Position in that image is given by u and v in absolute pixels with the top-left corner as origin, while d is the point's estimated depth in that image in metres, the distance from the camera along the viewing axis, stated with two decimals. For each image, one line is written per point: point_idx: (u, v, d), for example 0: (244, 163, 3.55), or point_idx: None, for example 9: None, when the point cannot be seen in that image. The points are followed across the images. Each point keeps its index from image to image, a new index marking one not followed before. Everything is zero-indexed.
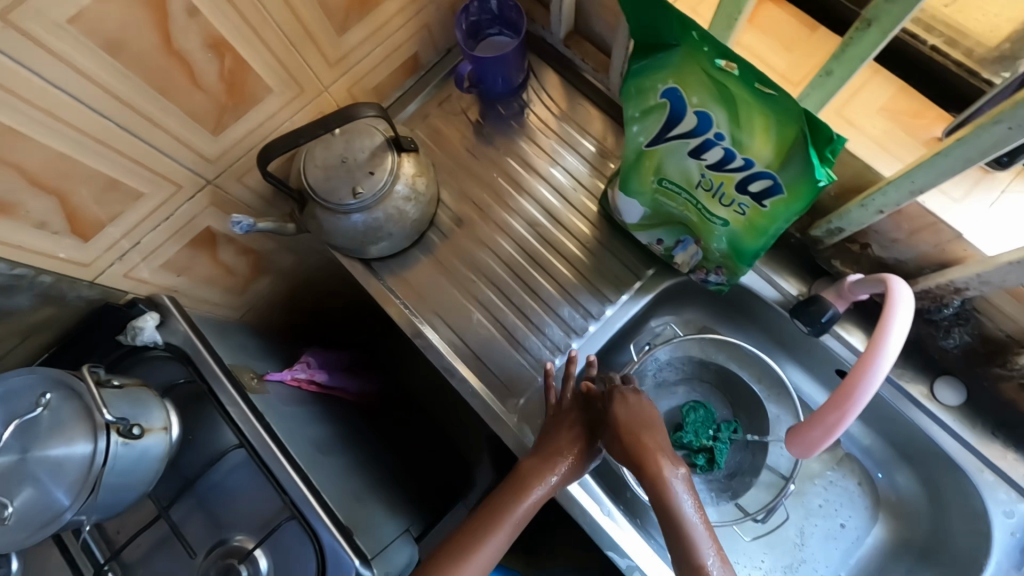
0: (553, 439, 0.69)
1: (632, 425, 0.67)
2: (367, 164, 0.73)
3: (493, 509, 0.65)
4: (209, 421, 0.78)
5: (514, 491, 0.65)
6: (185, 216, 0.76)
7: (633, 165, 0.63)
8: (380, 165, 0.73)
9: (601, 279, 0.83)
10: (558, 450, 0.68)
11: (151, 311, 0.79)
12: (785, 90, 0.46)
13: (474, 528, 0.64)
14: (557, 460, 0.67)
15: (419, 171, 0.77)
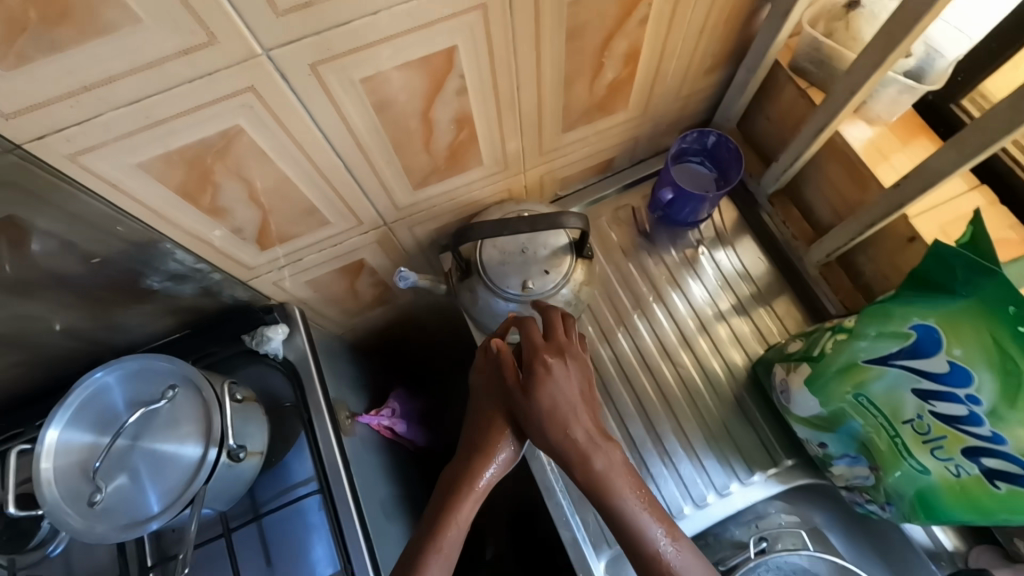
0: (492, 426, 0.66)
1: (556, 409, 0.62)
2: (545, 263, 0.71)
3: (440, 512, 0.62)
4: (295, 450, 0.75)
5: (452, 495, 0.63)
6: (350, 247, 0.75)
7: (835, 370, 0.58)
8: (557, 266, 0.71)
9: (734, 448, 0.75)
10: (493, 448, 0.65)
11: (281, 323, 0.78)
12: None
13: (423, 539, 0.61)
14: (487, 460, 0.65)
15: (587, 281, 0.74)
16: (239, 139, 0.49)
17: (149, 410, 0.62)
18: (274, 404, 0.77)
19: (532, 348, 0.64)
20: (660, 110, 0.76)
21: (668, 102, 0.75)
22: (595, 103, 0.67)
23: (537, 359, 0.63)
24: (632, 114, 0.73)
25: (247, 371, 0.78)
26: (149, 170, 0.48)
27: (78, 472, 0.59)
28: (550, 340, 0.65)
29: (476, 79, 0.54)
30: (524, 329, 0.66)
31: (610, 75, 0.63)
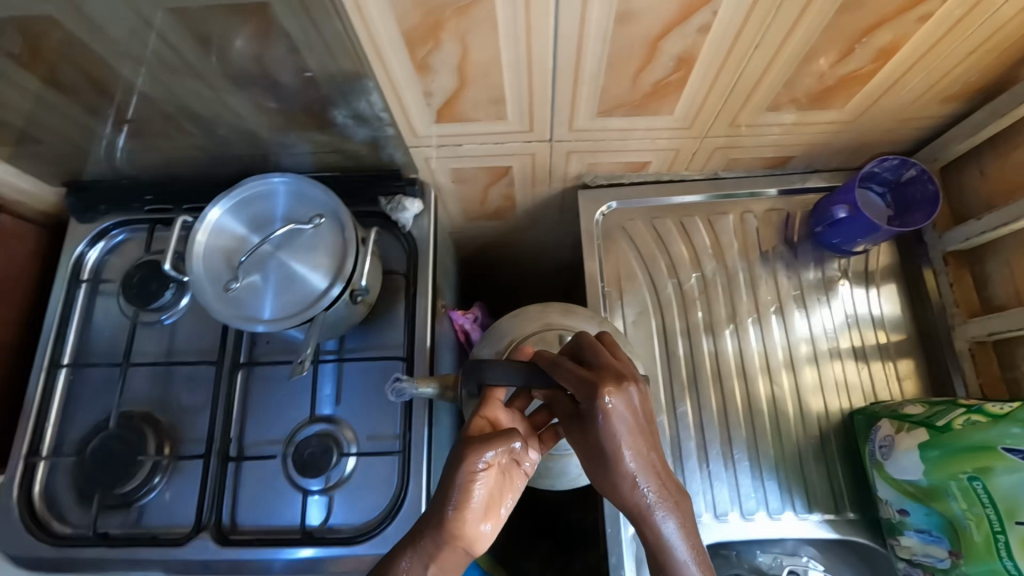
0: (478, 486, 0.51)
1: (617, 450, 0.51)
2: None
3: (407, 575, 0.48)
4: (391, 317, 0.80)
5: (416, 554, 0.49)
6: (507, 149, 0.76)
7: (963, 446, 0.56)
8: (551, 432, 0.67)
9: (801, 482, 0.73)
10: (471, 491, 0.51)
11: (418, 198, 0.81)
12: None
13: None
14: (468, 494, 0.50)
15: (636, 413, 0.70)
16: (483, 2, 0.50)
17: (296, 228, 0.66)
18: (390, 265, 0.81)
19: (586, 381, 0.52)
20: (869, 123, 0.71)
21: (882, 117, 0.70)
22: (815, 91, 0.63)
23: (596, 396, 0.50)
24: (839, 116, 0.69)
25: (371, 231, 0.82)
26: (395, 4, 0.50)
27: (223, 258, 0.65)
28: (601, 367, 0.53)
29: (725, 20, 0.52)
30: (559, 371, 0.53)
31: (849, 65, 0.59)
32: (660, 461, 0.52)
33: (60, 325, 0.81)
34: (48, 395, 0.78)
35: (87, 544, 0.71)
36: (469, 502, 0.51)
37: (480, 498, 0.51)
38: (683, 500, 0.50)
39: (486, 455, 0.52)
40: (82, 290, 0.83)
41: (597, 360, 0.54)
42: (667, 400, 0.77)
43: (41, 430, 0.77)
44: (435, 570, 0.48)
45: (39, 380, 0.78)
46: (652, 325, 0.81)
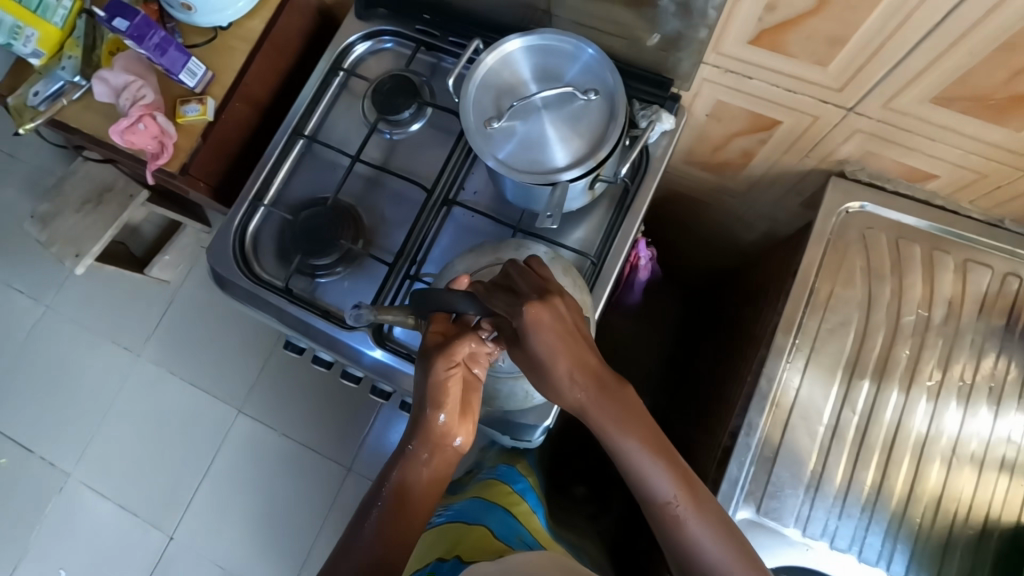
0: (448, 392, 0.58)
1: (548, 360, 0.52)
2: None
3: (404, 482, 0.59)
4: (594, 220, 0.80)
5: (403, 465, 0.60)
6: (794, 103, 0.70)
7: None
8: None
9: (935, 558, 0.69)
10: (434, 401, 0.58)
11: (674, 117, 0.76)
12: None
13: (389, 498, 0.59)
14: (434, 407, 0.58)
15: None
16: None
17: (572, 94, 0.66)
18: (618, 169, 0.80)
19: (504, 304, 0.53)
20: None
21: None
22: None
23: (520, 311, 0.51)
24: None
25: None
26: None
27: (496, 95, 0.67)
28: (526, 286, 0.54)
29: None
30: (489, 299, 0.54)
31: None
32: (594, 358, 0.53)
33: (311, 101, 0.88)
34: (284, 156, 0.86)
35: (274, 292, 0.80)
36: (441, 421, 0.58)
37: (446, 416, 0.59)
38: (618, 394, 0.52)
39: (442, 376, 0.57)
40: (337, 79, 0.89)
41: (524, 279, 0.55)
42: (829, 422, 0.72)
43: (269, 183, 0.86)
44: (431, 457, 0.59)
45: (282, 141, 0.86)
46: (850, 344, 0.74)
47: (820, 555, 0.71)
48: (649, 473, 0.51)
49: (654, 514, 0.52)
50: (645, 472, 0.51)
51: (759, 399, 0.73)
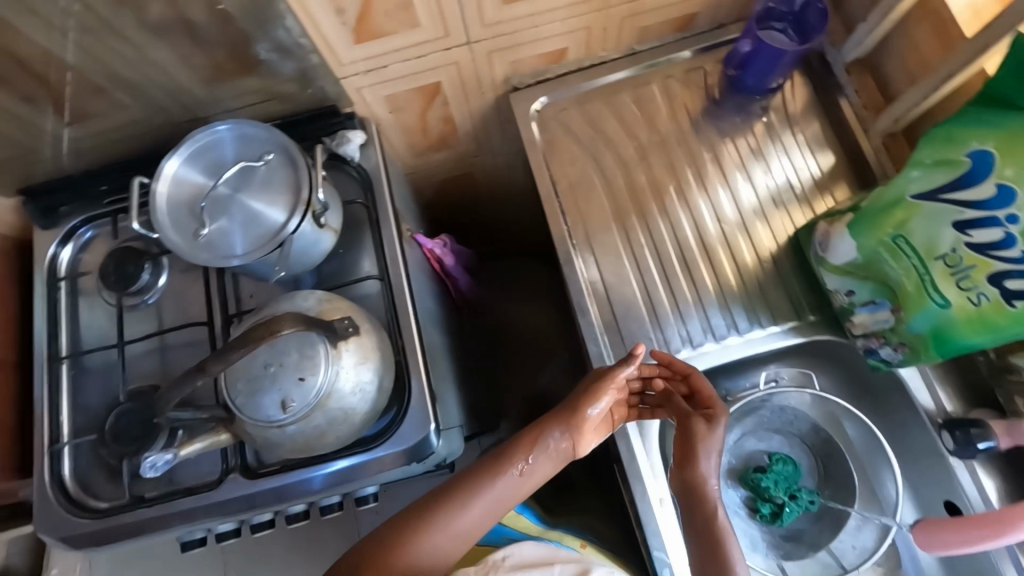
0: (603, 399, 0.73)
1: (700, 432, 0.69)
2: (297, 368, 0.62)
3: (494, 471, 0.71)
4: (361, 246, 0.85)
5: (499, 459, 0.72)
6: (431, 62, 0.80)
7: (880, 208, 0.62)
8: (312, 369, 0.62)
9: (761, 299, 0.80)
10: (584, 406, 0.73)
11: (361, 131, 0.85)
12: None
13: (489, 473, 0.71)
14: (572, 413, 0.73)
15: (366, 354, 0.66)
16: None
17: (248, 166, 0.70)
18: (347, 196, 0.86)
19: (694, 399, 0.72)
20: None
21: None
22: None
23: (715, 419, 0.70)
24: None
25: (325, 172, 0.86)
26: None
27: (188, 208, 0.70)
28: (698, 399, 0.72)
29: None
30: (674, 385, 0.75)
31: None
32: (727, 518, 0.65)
33: (50, 324, 0.84)
34: (55, 389, 0.81)
35: (126, 510, 0.75)
36: (568, 433, 0.73)
37: (565, 430, 0.74)
38: (698, 477, 0.67)
39: (579, 412, 0.73)
40: (63, 289, 0.86)
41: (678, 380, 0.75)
42: (632, 263, 0.83)
43: (58, 421, 0.80)
44: (552, 461, 0.74)
45: (43, 376, 0.81)
46: (606, 198, 0.86)
47: (691, 357, 0.79)
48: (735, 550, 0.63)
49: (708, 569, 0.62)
50: (722, 540, 0.63)
51: (574, 284, 0.82)
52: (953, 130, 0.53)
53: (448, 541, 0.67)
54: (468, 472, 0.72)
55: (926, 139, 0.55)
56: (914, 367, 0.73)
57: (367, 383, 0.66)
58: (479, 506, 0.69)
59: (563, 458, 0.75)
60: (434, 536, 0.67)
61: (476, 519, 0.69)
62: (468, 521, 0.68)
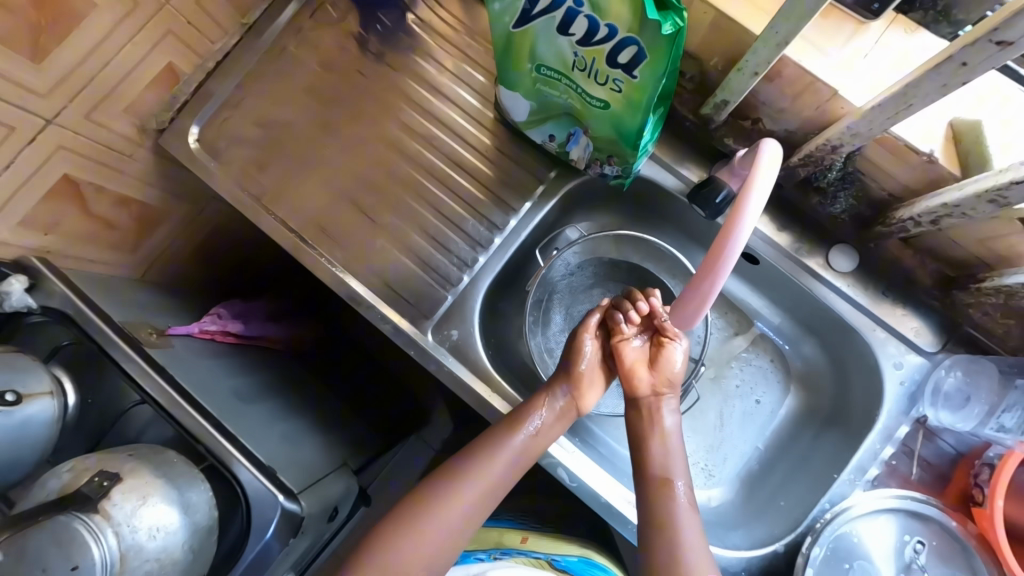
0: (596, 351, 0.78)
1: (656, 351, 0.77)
2: (64, 561, 0.53)
3: (495, 442, 0.71)
4: (105, 381, 0.74)
5: (509, 427, 0.72)
6: (30, 164, 0.68)
7: (505, 53, 0.59)
8: (82, 552, 0.53)
9: (503, 189, 0.80)
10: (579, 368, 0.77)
11: (17, 275, 0.72)
12: None
13: (494, 441, 0.71)
14: (570, 372, 0.76)
15: (145, 490, 0.59)
16: None
17: None
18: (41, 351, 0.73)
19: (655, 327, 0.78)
20: None
21: None
22: None
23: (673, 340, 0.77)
24: None
25: (16, 336, 0.74)
26: None
27: None
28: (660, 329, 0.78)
29: None
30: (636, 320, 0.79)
31: None
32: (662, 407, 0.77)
33: None
34: None
35: None
36: (572, 391, 0.76)
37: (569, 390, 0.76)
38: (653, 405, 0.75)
39: (575, 370, 0.76)
40: None
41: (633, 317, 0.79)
42: (377, 227, 0.80)
43: None
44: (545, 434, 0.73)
45: None
46: (320, 183, 0.81)
47: (475, 278, 0.78)
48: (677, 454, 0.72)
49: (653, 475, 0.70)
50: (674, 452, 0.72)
51: (335, 280, 0.77)
52: None
53: (437, 545, 0.66)
54: (473, 446, 0.72)
55: None
56: (648, 162, 0.74)
57: (166, 518, 0.59)
58: (479, 484, 0.70)
59: (567, 420, 0.75)
60: (415, 545, 0.66)
61: (469, 505, 0.69)
62: (455, 511, 0.68)
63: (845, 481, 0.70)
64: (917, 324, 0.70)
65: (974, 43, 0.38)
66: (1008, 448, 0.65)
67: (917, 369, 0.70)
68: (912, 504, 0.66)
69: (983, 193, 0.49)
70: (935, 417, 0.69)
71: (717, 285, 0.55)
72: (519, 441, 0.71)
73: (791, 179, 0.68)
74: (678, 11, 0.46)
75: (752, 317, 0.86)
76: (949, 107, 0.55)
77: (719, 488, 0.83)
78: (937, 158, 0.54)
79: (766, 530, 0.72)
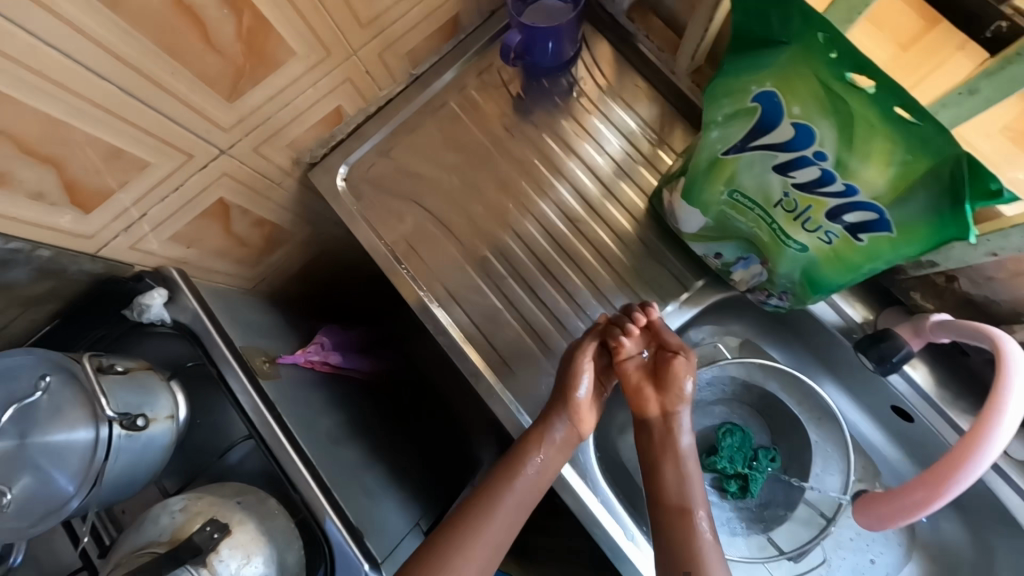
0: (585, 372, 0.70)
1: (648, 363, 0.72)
2: None
3: (498, 479, 0.69)
4: (217, 407, 0.75)
5: (509, 468, 0.69)
6: (195, 187, 0.69)
7: (702, 173, 0.55)
8: None
9: (641, 285, 0.76)
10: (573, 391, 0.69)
11: (158, 286, 0.74)
12: (920, 112, 0.38)
13: (511, 465, 0.69)
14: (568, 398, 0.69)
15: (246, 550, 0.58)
16: None
17: (24, 405, 0.58)
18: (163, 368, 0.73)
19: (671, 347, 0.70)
20: None
21: None
22: None
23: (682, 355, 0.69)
24: None
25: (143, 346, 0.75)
26: None
27: None
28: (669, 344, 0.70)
29: None
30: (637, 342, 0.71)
31: None
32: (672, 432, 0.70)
33: None
34: None
35: None
36: (569, 420, 0.69)
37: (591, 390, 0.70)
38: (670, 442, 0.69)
39: (569, 398, 0.69)
40: None
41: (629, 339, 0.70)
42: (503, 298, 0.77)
43: None
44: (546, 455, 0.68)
45: None
46: (456, 240, 0.80)
47: (598, 373, 0.74)
48: (698, 485, 0.67)
49: (679, 506, 0.66)
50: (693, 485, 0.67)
51: (453, 347, 0.75)
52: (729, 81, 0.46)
53: None
54: (484, 488, 0.69)
55: (709, 96, 0.48)
56: None
57: None
58: (496, 525, 0.67)
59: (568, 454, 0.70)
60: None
61: (494, 542, 0.66)
62: (478, 556, 0.65)
63: None
64: None
65: None
66: None
67: None
68: None
69: None
70: None
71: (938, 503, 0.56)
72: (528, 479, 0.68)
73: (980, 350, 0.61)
74: None
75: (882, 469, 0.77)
76: None
77: None
78: None
79: None
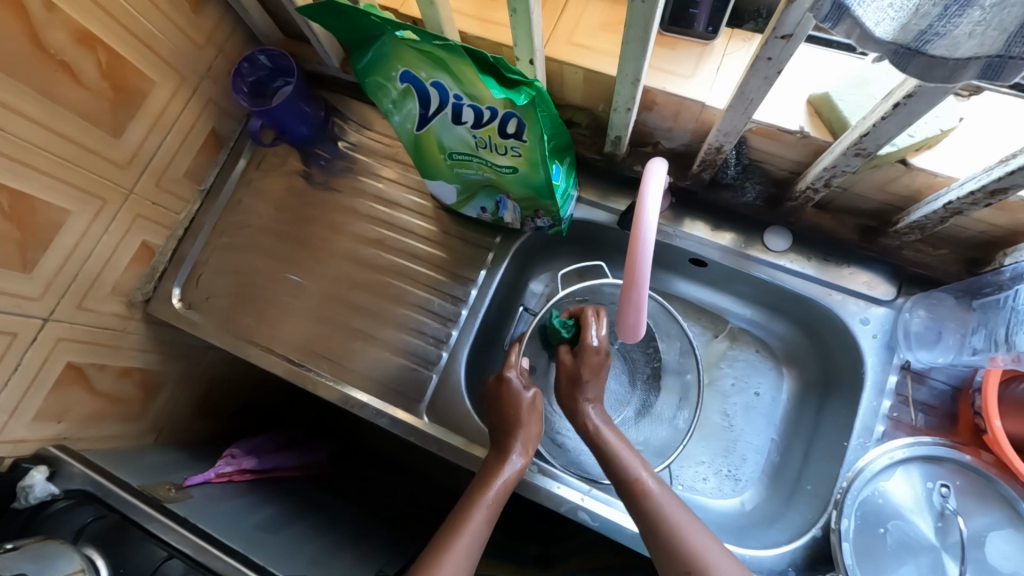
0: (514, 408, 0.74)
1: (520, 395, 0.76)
2: None
3: (469, 497, 0.68)
4: (135, 547, 0.75)
5: (468, 498, 0.68)
6: (34, 362, 0.73)
7: (420, 151, 0.67)
8: None
9: (459, 265, 0.86)
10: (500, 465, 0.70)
11: (38, 466, 0.76)
12: (456, 39, 0.52)
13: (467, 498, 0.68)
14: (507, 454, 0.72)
15: None
16: None
17: None
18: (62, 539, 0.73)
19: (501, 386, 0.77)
20: (197, 67, 0.81)
21: (193, 54, 0.80)
22: (110, 96, 0.70)
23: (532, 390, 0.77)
24: (168, 84, 0.77)
25: (43, 529, 0.74)
26: None
27: None
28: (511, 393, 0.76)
29: None
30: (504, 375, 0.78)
31: (88, 67, 0.66)
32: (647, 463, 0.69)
33: None
34: None
35: None
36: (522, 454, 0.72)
37: (320, 362, 0.84)
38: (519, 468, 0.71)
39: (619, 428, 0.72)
40: None
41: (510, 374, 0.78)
42: (353, 329, 0.86)
43: None
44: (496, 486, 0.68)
45: None
46: (293, 304, 0.88)
47: (452, 351, 0.83)
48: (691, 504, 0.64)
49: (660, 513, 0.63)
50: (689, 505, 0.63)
51: (329, 390, 0.82)
52: (373, 78, 0.59)
53: None
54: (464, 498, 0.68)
55: (372, 94, 0.61)
56: (578, 205, 0.80)
57: None
58: (469, 535, 0.64)
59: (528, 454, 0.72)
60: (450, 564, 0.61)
61: (471, 548, 0.63)
62: (460, 567, 0.62)
63: (855, 446, 0.69)
64: (868, 278, 0.73)
65: (767, 41, 0.44)
66: (986, 367, 0.66)
67: (884, 319, 0.72)
68: (925, 448, 0.66)
69: (848, 149, 0.54)
70: (916, 358, 0.70)
71: (645, 289, 0.53)
72: (488, 503, 0.67)
73: (701, 183, 0.76)
74: (529, 83, 0.55)
75: (726, 315, 0.89)
76: (804, 85, 0.60)
77: (747, 492, 0.82)
78: (808, 132, 0.60)
79: (803, 518, 0.70)
